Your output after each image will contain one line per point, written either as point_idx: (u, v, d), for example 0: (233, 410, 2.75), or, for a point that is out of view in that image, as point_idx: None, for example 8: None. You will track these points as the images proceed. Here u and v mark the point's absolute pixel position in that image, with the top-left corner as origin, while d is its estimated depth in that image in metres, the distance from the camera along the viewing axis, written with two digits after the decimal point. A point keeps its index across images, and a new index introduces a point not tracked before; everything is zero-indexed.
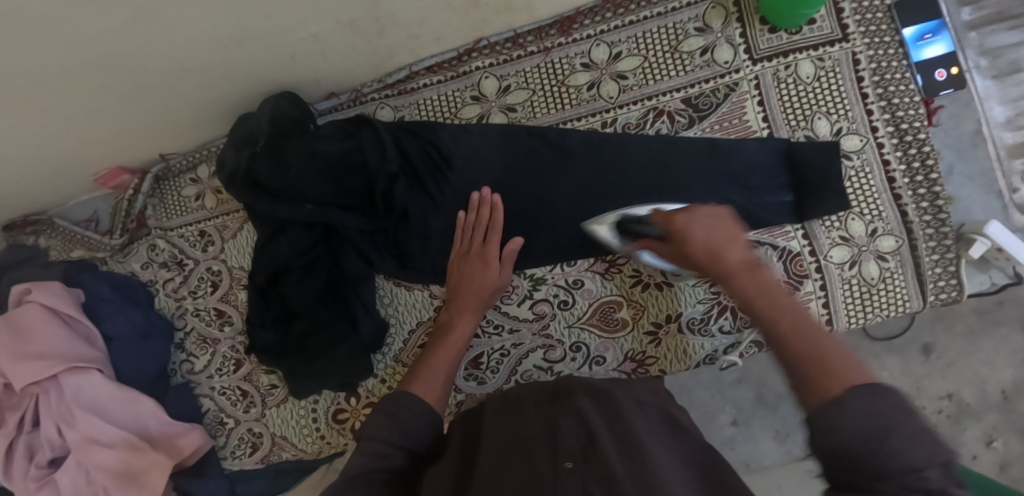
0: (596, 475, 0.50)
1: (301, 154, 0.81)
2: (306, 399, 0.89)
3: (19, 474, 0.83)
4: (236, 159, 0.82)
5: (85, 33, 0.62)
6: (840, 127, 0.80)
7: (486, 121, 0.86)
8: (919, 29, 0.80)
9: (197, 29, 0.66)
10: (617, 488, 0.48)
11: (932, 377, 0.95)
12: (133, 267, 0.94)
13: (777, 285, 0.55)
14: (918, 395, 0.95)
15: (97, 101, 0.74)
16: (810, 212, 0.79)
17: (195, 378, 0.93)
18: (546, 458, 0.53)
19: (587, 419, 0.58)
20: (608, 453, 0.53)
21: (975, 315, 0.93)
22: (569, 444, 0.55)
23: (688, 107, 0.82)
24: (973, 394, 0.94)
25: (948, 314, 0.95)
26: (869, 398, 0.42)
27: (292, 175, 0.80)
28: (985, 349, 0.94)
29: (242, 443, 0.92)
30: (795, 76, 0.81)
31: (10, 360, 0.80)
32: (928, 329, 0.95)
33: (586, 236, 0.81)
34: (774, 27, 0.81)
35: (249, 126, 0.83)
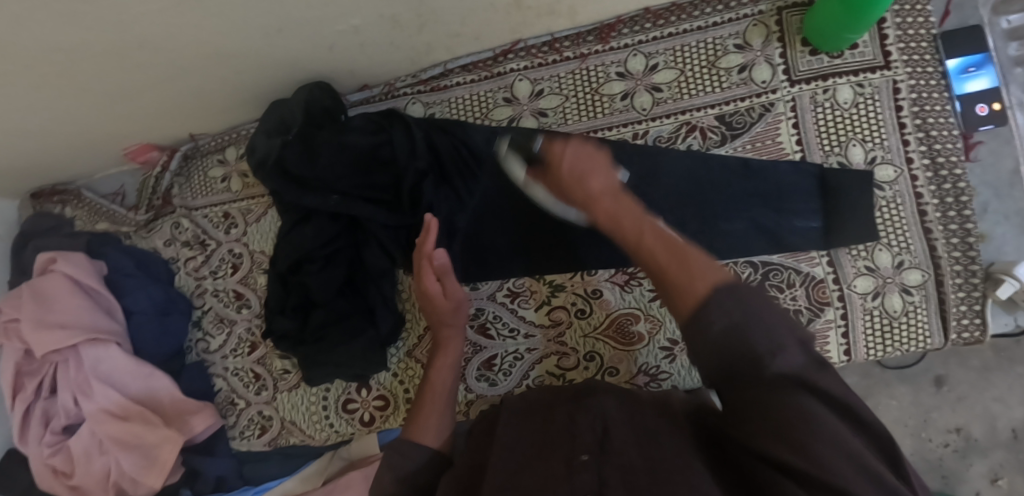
0: (611, 467, 0.51)
1: (332, 145, 0.81)
2: (318, 387, 0.90)
3: (34, 439, 0.86)
4: (268, 145, 0.83)
5: (131, 13, 0.62)
6: (874, 156, 0.79)
7: (516, 124, 0.85)
8: (964, 61, 0.79)
9: (239, 16, 0.67)
10: (634, 481, 0.49)
11: (942, 410, 0.94)
12: (155, 244, 0.94)
13: (632, 205, 0.62)
14: (926, 427, 0.94)
15: (135, 80, 0.75)
16: (838, 239, 0.78)
17: (209, 357, 0.93)
18: (564, 456, 0.54)
19: (605, 418, 0.59)
20: (625, 449, 0.53)
21: (991, 352, 0.93)
22: (586, 440, 0.55)
23: (721, 124, 0.81)
24: (983, 431, 0.93)
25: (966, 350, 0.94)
26: (729, 302, 0.45)
27: (321, 165, 0.81)
28: (999, 386, 0.93)
29: (252, 424, 0.92)
30: (833, 101, 0.80)
31: (32, 326, 0.82)
32: (942, 361, 0.95)
33: (608, 244, 0.81)
34: (815, 49, 0.80)
35: (278, 112, 0.83)
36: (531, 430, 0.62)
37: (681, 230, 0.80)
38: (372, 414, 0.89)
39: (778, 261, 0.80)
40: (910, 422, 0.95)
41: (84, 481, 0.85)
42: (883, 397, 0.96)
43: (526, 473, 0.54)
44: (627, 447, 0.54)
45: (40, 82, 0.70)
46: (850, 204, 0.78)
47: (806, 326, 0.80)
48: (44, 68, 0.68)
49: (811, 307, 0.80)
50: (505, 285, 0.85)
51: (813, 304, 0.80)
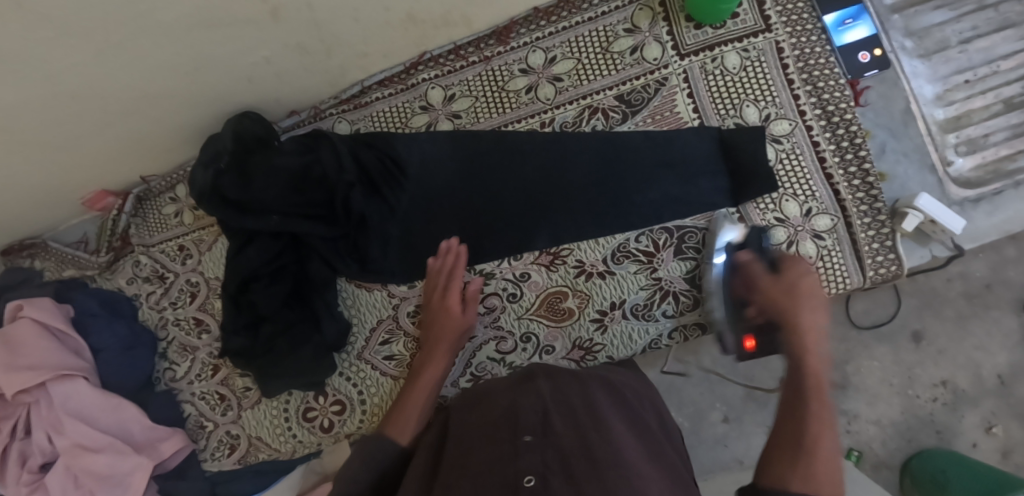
0: (553, 448, 0.54)
1: (260, 168, 0.87)
2: (278, 398, 0.94)
3: (12, 479, 0.92)
4: (208, 175, 0.89)
5: (50, 74, 0.70)
6: (769, 113, 0.83)
7: (434, 128, 0.91)
8: (840, 15, 0.83)
9: (157, 60, 0.74)
10: (571, 459, 0.52)
11: (925, 364, 1.00)
12: (119, 283, 1.03)
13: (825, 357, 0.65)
14: (912, 384, 0.99)
15: (75, 134, 0.84)
16: (743, 195, 0.82)
17: (177, 384, 1.00)
18: (507, 434, 0.57)
19: (545, 401, 0.61)
20: (564, 432, 0.56)
21: (964, 300, 0.99)
22: (529, 419, 0.58)
23: (621, 103, 0.86)
24: (968, 380, 0.98)
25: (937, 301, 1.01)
26: None
27: (254, 188, 0.87)
28: (977, 334, 0.98)
29: (221, 444, 0.98)
30: (722, 67, 0.85)
31: (4, 370, 0.89)
32: (916, 317, 1.00)
33: (529, 228, 0.86)
34: (699, 23, 0.85)
35: (212, 148, 0.90)
36: (478, 415, 0.64)
37: (597, 207, 0.84)
38: (330, 419, 0.93)
39: (691, 224, 0.83)
40: (896, 381, 1.00)
41: None
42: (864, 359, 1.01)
43: (470, 457, 0.56)
44: (567, 430, 0.57)
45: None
46: (753, 163, 0.81)
47: None
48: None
49: None
50: None
51: None
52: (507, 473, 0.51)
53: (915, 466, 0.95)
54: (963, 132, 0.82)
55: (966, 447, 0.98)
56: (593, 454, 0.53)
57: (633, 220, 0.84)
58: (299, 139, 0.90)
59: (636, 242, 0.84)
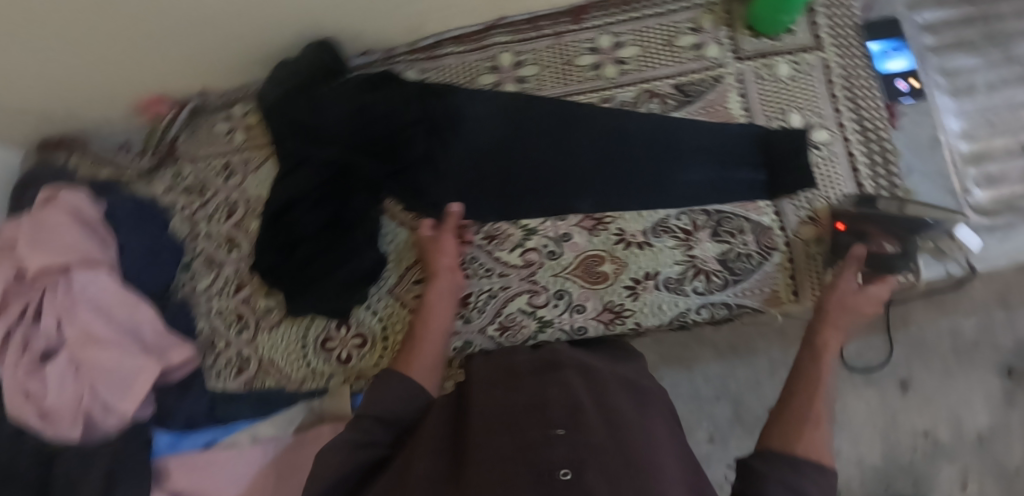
0: (585, 440, 0.57)
1: (330, 98, 0.92)
2: (300, 324, 0.96)
3: (10, 362, 0.90)
4: (282, 97, 0.93)
5: None
6: (811, 121, 0.90)
7: (499, 89, 0.95)
8: (883, 46, 0.92)
9: None
10: (601, 452, 0.56)
11: (909, 411, 1.06)
12: (156, 191, 1.06)
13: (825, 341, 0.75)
14: (895, 428, 1.06)
15: (154, 39, 0.87)
16: (779, 189, 0.87)
17: (195, 296, 1.01)
18: (540, 424, 0.59)
19: (577, 392, 0.64)
20: (595, 426, 0.59)
21: (951, 353, 1.06)
22: (560, 410, 0.61)
23: (678, 92, 0.92)
24: (948, 433, 1.05)
25: (925, 351, 1.07)
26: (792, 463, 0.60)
27: (318, 113, 0.91)
28: (961, 387, 1.06)
29: (229, 365, 0.99)
30: (774, 75, 0.92)
31: (28, 248, 0.90)
32: (905, 365, 1.07)
33: (575, 189, 0.90)
34: (758, 34, 0.93)
35: (287, 74, 0.93)
36: (509, 392, 0.67)
37: (642, 179, 0.89)
38: (349, 351, 0.94)
39: (729, 211, 0.89)
40: (879, 422, 1.07)
41: (58, 404, 0.89)
42: (851, 397, 1.08)
43: (497, 443, 0.59)
44: (598, 426, 0.60)
45: (76, 39, 0.83)
46: (791, 160, 0.87)
47: (757, 268, 0.87)
48: (74, 23, 0.80)
49: (760, 251, 0.88)
50: (483, 228, 0.91)
51: (761, 248, 0.88)
52: (543, 464, 0.54)
53: None
54: (984, 167, 0.90)
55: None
56: (615, 455, 0.56)
57: (676, 199, 0.89)
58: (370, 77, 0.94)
59: (676, 219, 0.89)
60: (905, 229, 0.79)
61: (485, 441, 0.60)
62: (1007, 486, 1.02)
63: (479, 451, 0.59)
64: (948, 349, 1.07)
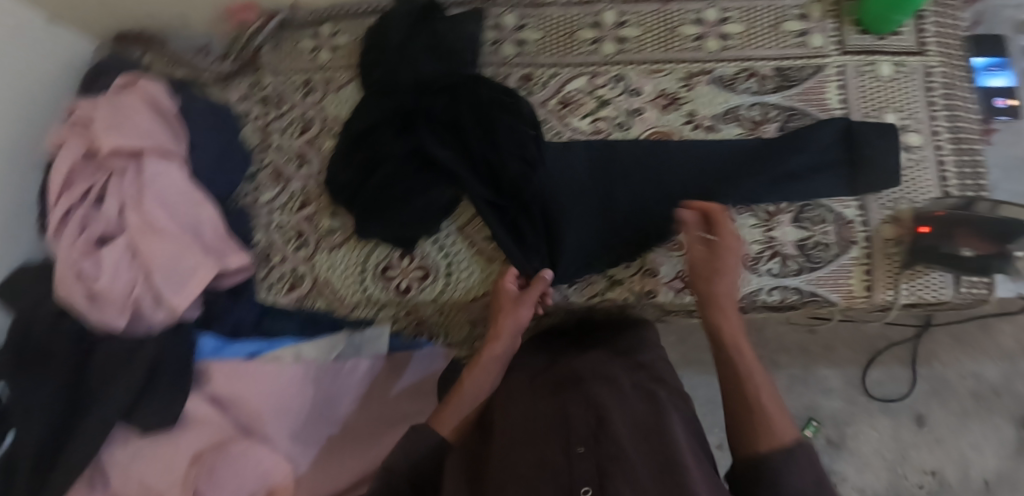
0: (608, 453, 0.57)
1: (414, 43, 0.93)
2: (363, 248, 0.95)
3: (66, 241, 0.88)
4: (371, 49, 0.96)
5: None
6: (906, 124, 0.90)
7: (598, 45, 0.95)
8: (987, 61, 0.92)
9: None
10: (626, 461, 0.56)
11: (920, 449, 1.27)
12: (230, 97, 1.04)
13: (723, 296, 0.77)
14: (904, 464, 1.27)
15: None
16: (862, 187, 0.86)
17: (255, 209, 0.99)
18: (561, 442, 0.60)
19: (597, 402, 0.64)
20: (620, 437, 0.59)
21: (972, 399, 1.28)
22: (581, 428, 0.61)
23: (777, 75, 0.92)
24: (953, 473, 1.25)
25: (946, 393, 1.29)
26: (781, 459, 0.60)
27: (404, 52, 0.93)
28: (974, 433, 1.27)
29: (282, 280, 0.97)
30: (875, 73, 0.91)
31: (104, 127, 0.88)
32: (924, 403, 1.29)
33: (653, 164, 0.89)
34: (866, 30, 0.92)
35: (374, 31, 0.96)
36: (529, 412, 0.67)
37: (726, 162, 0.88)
38: (410, 282, 0.93)
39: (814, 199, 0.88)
40: (889, 456, 1.28)
41: (110, 289, 0.87)
42: (865, 426, 1.30)
43: (517, 466, 0.60)
44: (623, 435, 0.60)
45: None
46: (868, 159, 0.86)
47: (834, 259, 0.87)
48: None
49: (839, 244, 0.87)
50: None
51: (841, 241, 0.87)
52: (564, 483, 0.55)
53: None
54: None
55: None
56: (643, 469, 0.56)
57: (756, 183, 0.87)
58: (458, 24, 0.94)
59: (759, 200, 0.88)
60: (1000, 234, 0.79)
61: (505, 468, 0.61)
62: None
63: (497, 477, 0.60)
64: (967, 391, 1.29)
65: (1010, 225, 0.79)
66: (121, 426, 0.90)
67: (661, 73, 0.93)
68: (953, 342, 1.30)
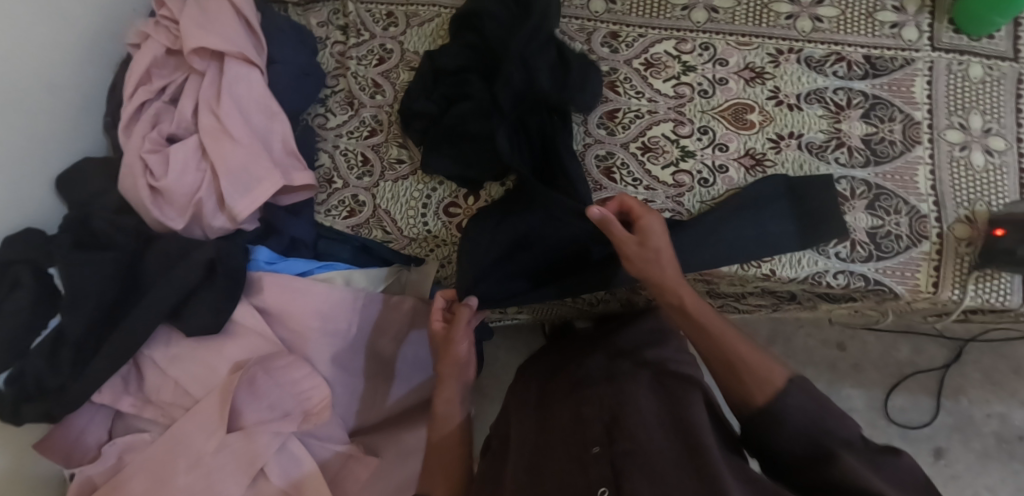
0: (621, 447, 0.69)
1: (539, 31, 0.87)
2: (428, 181, 0.93)
3: (138, 134, 0.88)
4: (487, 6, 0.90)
5: None
6: (990, 127, 0.89)
7: (689, 12, 0.95)
8: None
9: None
10: (638, 452, 0.67)
11: (936, 482, 1.33)
12: (310, 21, 1.03)
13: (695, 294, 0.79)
14: None
15: None
16: (816, 236, 0.85)
17: (322, 132, 0.98)
18: (580, 447, 0.72)
19: (608, 404, 0.77)
20: (631, 432, 0.71)
21: (994, 439, 1.33)
22: (596, 428, 0.74)
23: (867, 63, 0.91)
24: None
25: (970, 431, 1.35)
26: (794, 397, 0.67)
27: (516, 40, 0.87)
28: (991, 475, 1.31)
29: (341, 205, 0.95)
30: (965, 73, 0.91)
31: (192, 25, 0.88)
32: (943, 437, 1.35)
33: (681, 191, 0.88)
34: (959, 30, 0.92)
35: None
36: (548, 425, 0.81)
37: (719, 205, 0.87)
38: None
39: (891, 189, 0.87)
40: None
41: (175, 186, 0.86)
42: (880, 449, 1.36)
43: (542, 477, 0.71)
44: (637, 429, 0.71)
45: None
46: (819, 212, 0.85)
47: (903, 251, 0.86)
48: None
49: (910, 236, 0.86)
50: (641, 138, 0.90)
51: (912, 234, 0.86)
52: (582, 485, 0.66)
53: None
54: None
55: None
56: (657, 461, 0.66)
57: (706, 219, 0.86)
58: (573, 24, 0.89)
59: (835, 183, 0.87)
60: None
61: (532, 476, 0.72)
62: None
63: (520, 479, 0.72)
64: (993, 432, 1.34)
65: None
66: (164, 327, 0.89)
67: (749, 47, 0.93)
68: (982, 379, 1.37)
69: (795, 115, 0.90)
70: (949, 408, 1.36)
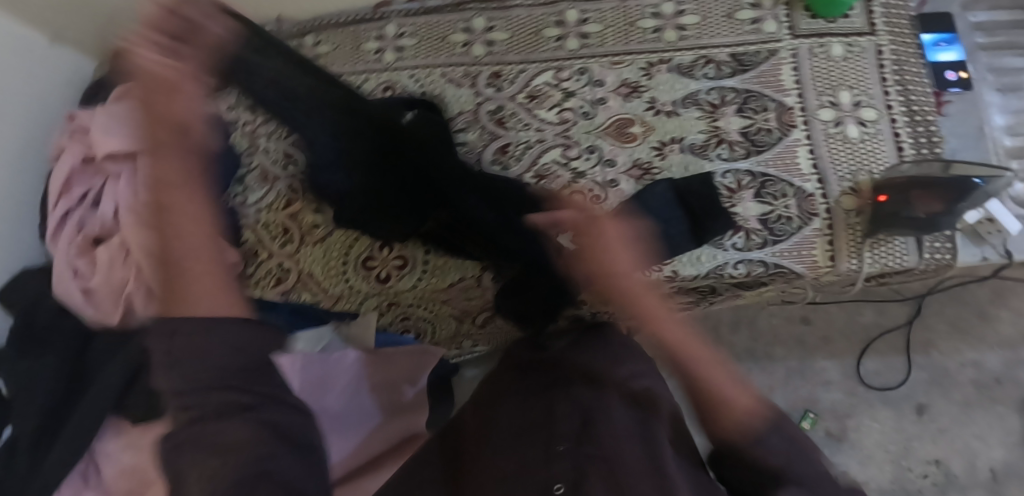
0: (589, 450, 0.64)
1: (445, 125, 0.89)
2: (346, 239, 0.98)
3: (64, 241, 0.95)
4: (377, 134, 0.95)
5: None
6: (859, 100, 0.93)
7: (562, 41, 1.00)
8: (935, 37, 0.95)
9: None
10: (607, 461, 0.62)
11: (924, 439, 1.21)
12: (220, 106, 1.08)
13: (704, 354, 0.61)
14: (906, 456, 1.20)
15: None
16: (706, 234, 0.88)
17: (242, 209, 1.02)
18: (543, 444, 0.67)
19: (584, 405, 0.72)
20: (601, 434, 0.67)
21: (974, 387, 1.23)
22: (565, 428, 0.68)
23: (733, 61, 0.96)
24: (961, 466, 1.19)
25: (947, 383, 1.24)
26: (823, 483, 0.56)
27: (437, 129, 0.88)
28: (979, 425, 1.21)
29: (268, 275, 1.00)
30: (828, 54, 0.95)
31: (100, 135, 0.95)
32: (925, 392, 1.24)
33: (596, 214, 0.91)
34: (815, 15, 0.97)
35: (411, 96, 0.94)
36: (520, 410, 0.75)
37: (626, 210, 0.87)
38: (388, 271, 0.98)
39: (774, 174, 0.91)
40: (892, 449, 1.21)
41: (101, 285, 0.93)
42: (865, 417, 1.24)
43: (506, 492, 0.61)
44: (606, 432, 0.67)
45: None
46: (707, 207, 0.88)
47: (796, 231, 0.89)
48: None
49: (800, 216, 0.90)
50: (534, 168, 0.94)
51: (802, 213, 0.90)
52: None
53: None
54: None
55: None
56: (625, 467, 0.62)
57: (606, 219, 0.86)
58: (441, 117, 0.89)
59: (722, 177, 0.91)
60: (954, 191, 0.79)
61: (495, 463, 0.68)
62: None
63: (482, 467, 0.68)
64: (969, 380, 1.23)
65: (966, 187, 0.78)
66: (115, 418, 0.93)
67: (622, 64, 0.98)
68: (950, 329, 1.26)
69: (674, 121, 0.94)
70: (922, 363, 1.25)
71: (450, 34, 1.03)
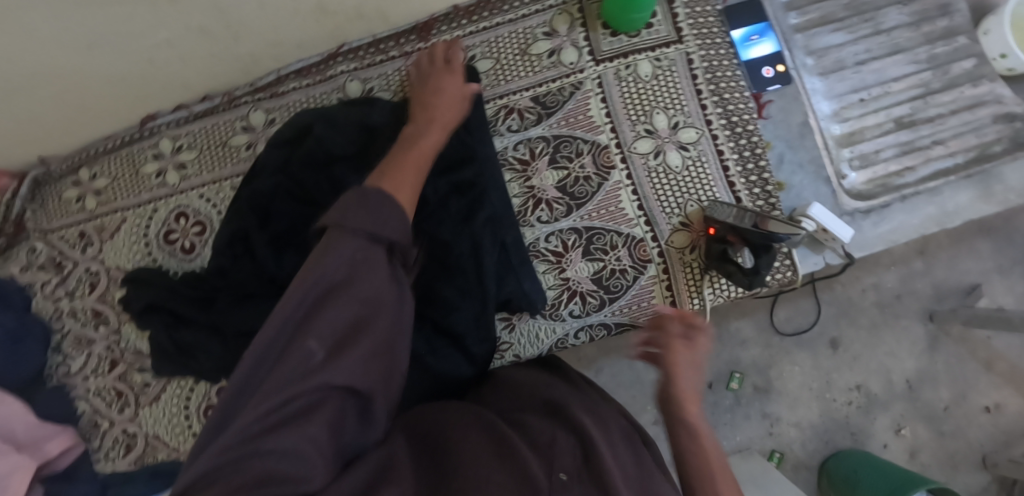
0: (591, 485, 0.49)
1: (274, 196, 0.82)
2: (179, 394, 0.89)
3: None
4: (242, 220, 0.82)
5: None
6: (677, 122, 0.86)
7: None
8: (747, 31, 0.87)
9: (30, 51, 0.69)
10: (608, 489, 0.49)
11: (842, 370, 1.15)
12: (12, 270, 0.94)
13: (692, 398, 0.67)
14: (829, 388, 1.14)
15: None
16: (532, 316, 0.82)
17: (71, 380, 0.92)
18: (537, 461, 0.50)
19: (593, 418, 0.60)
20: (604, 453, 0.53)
21: (876, 309, 1.15)
22: (565, 456, 0.52)
23: (536, 105, 0.87)
24: (879, 384, 1.14)
25: (852, 311, 1.16)
26: None
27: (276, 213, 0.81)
28: (888, 342, 1.15)
29: (117, 444, 0.91)
30: (635, 75, 0.86)
31: None
32: (835, 325, 1.16)
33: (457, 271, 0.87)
34: (615, 31, 0.87)
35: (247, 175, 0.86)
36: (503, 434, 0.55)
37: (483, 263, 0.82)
38: None
39: (600, 226, 0.85)
40: (815, 385, 1.15)
41: None
42: (786, 365, 1.15)
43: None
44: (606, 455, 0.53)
45: None
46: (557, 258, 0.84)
47: (633, 283, 0.84)
48: None
49: (634, 266, 0.84)
50: None
51: (635, 263, 0.84)
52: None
53: (831, 466, 1.10)
54: (856, 147, 0.88)
55: (877, 447, 1.13)
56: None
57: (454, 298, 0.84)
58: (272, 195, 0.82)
59: (546, 241, 0.85)
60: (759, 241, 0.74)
61: (480, 467, 0.48)
62: (937, 428, 1.13)
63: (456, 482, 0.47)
64: (873, 304, 1.16)
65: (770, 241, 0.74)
66: None
67: None
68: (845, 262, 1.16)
69: None
70: (829, 300, 1.16)
71: (230, 138, 0.91)
